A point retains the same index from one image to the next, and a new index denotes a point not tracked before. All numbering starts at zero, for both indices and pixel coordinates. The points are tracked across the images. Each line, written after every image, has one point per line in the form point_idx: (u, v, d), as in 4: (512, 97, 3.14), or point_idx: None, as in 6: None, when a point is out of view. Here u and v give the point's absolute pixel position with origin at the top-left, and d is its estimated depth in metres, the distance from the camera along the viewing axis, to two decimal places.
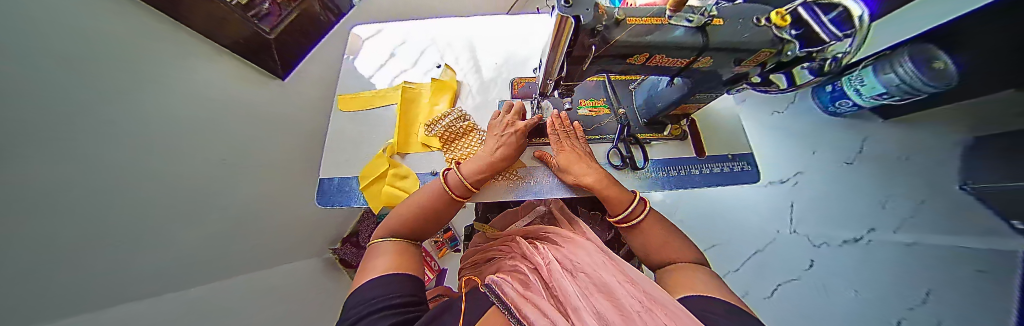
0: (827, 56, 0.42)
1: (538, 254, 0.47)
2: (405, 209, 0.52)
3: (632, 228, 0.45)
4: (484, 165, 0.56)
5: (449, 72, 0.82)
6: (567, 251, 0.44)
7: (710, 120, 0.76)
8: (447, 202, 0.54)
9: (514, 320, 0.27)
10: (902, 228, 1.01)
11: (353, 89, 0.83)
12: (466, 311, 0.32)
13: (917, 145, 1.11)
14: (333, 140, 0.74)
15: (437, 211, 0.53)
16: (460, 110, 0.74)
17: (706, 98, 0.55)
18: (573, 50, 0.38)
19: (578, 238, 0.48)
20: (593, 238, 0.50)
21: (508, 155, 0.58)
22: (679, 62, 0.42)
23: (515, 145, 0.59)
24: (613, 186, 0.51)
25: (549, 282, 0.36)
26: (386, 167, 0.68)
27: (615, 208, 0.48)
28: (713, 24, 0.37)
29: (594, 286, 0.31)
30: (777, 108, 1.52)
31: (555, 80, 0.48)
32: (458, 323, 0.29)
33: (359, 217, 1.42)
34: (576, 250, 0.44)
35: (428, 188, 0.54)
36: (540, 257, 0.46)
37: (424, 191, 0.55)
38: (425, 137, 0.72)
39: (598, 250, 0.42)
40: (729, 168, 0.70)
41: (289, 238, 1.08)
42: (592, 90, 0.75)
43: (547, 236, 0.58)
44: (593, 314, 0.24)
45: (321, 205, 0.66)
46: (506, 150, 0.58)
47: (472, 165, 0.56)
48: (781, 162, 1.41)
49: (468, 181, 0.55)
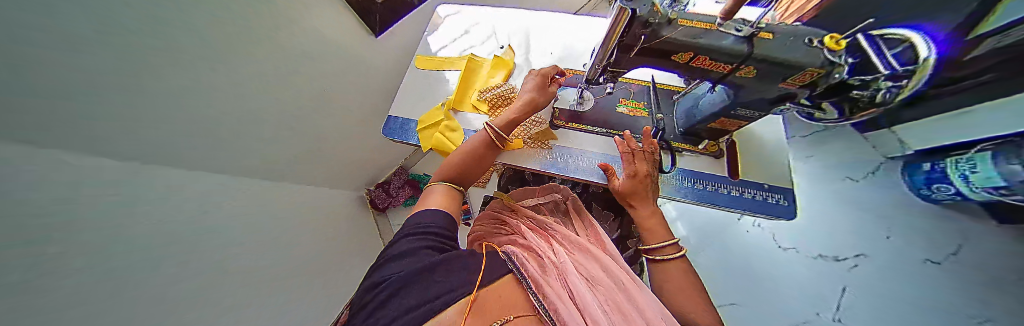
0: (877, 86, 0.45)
1: (552, 250, 0.54)
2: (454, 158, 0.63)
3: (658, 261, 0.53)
4: (516, 114, 0.66)
5: (510, 53, 0.94)
6: (582, 262, 0.52)
7: (752, 144, 0.76)
8: (487, 153, 0.65)
9: (534, 301, 0.34)
10: None
11: (429, 53, 0.99)
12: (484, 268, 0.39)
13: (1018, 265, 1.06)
14: (405, 89, 0.90)
15: (477, 164, 0.63)
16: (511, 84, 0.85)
17: (749, 115, 0.57)
18: (625, 39, 0.45)
19: (598, 254, 0.56)
20: (611, 255, 0.57)
21: (537, 105, 0.67)
22: (723, 68, 0.46)
23: (545, 97, 0.69)
24: (663, 229, 0.59)
25: (562, 277, 0.44)
26: (442, 118, 0.82)
27: (652, 239, 0.57)
28: (761, 36, 0.42)
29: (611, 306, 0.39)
30: (853, 175, 1.34)
31: (603, 66, 0.55)
32: (475, 278, 0.36)
33: (393, 171, 1.59)
34: (591, 264, 0.53)
35: (472, 141, 0.64)
36: (555, 253, 0.53)
37: (469, 141, 0.65)
38: (476, 101, 0.84)
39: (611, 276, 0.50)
40: (762, 197, 0.69)
41: (338, 168, 1.27)
42: (636, 92, 0.81)
43: (560, 233, 0.65)
44: None
45: (385, 134, 0.82)
46: (529, 95, 0.68)
47: (504, 118, 0.66)
48: (842, 235, 1.24)
49: (503, 128, 0.64)
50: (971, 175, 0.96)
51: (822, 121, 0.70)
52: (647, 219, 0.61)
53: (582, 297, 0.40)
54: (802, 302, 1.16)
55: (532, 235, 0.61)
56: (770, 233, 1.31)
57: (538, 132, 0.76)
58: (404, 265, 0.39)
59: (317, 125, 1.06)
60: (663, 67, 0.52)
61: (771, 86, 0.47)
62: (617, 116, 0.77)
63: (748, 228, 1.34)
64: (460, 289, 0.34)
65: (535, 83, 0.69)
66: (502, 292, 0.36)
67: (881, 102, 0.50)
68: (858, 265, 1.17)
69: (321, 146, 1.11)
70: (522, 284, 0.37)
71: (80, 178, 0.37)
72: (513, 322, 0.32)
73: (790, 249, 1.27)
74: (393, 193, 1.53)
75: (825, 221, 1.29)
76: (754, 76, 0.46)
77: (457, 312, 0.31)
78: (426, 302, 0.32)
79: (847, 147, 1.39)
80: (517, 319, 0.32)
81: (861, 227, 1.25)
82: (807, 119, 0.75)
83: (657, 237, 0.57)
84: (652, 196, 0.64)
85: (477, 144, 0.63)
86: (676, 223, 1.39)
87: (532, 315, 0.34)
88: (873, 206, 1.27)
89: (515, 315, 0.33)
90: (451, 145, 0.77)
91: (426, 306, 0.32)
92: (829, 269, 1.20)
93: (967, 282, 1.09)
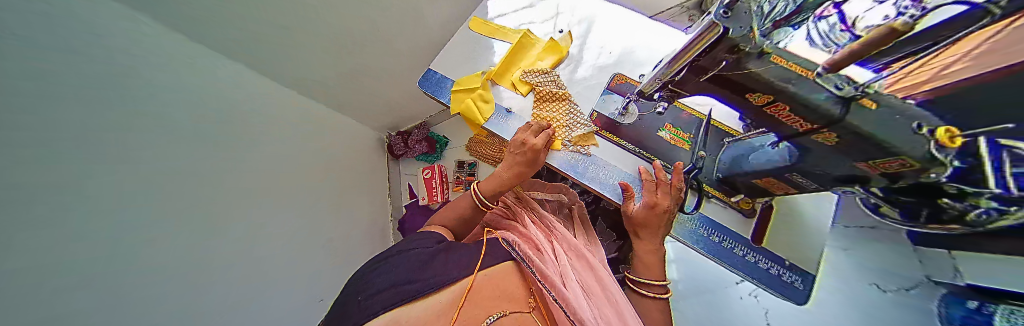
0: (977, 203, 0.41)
1: (551, 243, 0.59)
2: (450, 210, 0.64)
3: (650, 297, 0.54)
4: (498, 183, 0.63)
5: (568, 40, 0.89)
6: (575, 259, 0.57)
7: (792, 215, 0.69)
8: (473, 214, 0.63)
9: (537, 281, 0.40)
10: None
11: (487, 17, 0.96)
12: (488, 253, 0.45)
13: None
14: (453, 46, 0.89)
15: (463, 227, 0.62)
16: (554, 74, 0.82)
17: (805, 184, 0.51)
18: (701, 60, 0.40)
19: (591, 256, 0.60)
20: (606, 268, 0.61)
21: (521, 172, 0.64)
22: (799, 123, 0.41)
23: (527, 164, 0.64)
24: (659, 265, 0.58)
25: (559, 268, 0.49)
26: (479, 86, 0.80)
27: (651, 273, 0.56)
28: (863, 101, 0.34)
29: (601, 310, 0.44)
30: (881, 284, 1.22)
31: (663, 82, 0.50)
32: (480, 261, 0.43)
33: (418, 123, 1.63)
34: (584, 274, 0.53)
35: (461, 203, 0.64)
36: (553, 246, 0.57)
37: (456, 204, 0.65)
38: (517, 79, 0.81)
39: (600, 278, 0.54)
40: (780, 273, 0.64)
41: (362, 108, 1.35)
42: (687, 122, 0.74)
43: (555, 228, 0.67)
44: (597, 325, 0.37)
45: (421, 85, 0.83)
46: (517, 168, 0.64)
47: (488, 184, 0.63)
48: None
49: (484, 195, 0.61)
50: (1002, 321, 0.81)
51: (883, 218, 0.63)
52: (646, 253, 0.59)
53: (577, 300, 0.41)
54: None
55: (529, 225, 0.62)
56: (765, 308, 1.22)
57: (579, 134, 0.75)
58: (403, 252, 0.44)
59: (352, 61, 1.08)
60: (730, 102, 0.47)
61: (842, 160, 0.40)
62: (655, 139, 0.73)
63: (742, 295, 1.26)
64: (458, 276, 0.39)
65: (522, 161, 0.64)
66: (499, 281, 0.41)
67: (968, 220, 0.46)
68: None
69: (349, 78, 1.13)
70: (525, 265, 0.43)
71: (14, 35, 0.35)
72: (510, 316, 0.35)
73: None
74: (409, 144, 1.59)
75: (830, 318, 1.21)
76: (833, 145, 0.40)
77: (461, 289, 0.37)
78: (414, 280, 0.37)
79: (890, 252, 1.26)
80: (511, 314, 0.36)
81: None
82: (867, 210, 0.67)
83: (651, 274, 0.56)
84: (664, 231, 0.61)
85: (462, 210, 0.62)
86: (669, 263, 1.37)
87: (527, 312, 0.38)
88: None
89: (511, 310, 0.37)
90: (478, 115, 0.77)
91: (402, 287, 0.36)
92: None
93: None
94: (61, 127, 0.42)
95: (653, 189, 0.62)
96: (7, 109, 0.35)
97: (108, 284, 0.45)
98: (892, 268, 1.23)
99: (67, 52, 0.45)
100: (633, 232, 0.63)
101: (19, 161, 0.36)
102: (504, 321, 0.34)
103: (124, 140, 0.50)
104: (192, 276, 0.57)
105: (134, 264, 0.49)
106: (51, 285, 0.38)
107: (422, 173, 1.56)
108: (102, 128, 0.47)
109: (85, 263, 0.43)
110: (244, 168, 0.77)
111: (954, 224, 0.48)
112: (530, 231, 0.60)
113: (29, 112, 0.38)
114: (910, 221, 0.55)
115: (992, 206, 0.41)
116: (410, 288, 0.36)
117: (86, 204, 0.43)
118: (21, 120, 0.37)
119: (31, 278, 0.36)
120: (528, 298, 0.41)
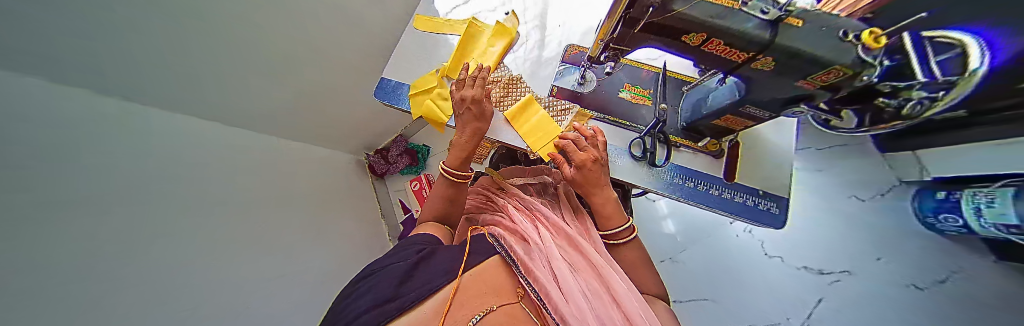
0: (910, 97, 0.43)
1: (536, 230, 0.58)
2: (429, 201, 0.62)
3: (621, 243, 0.58)
4: (455, 150, 0.62)
5: (513, 20, 0.86)
6: (559, 239, 0.57)
7: (757, 143, 0.72)
8: (450, 190, 0.61)
9: (519, 275, 0.39)
10: None
11: (429, 13, 0.91)
12: (473, 253, 0.44)
13: (995, 300, 1.10)
14: (400, 51, 0.85)
15: (451, 216, 0.62)
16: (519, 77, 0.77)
17: (758, 114, 0.54)
18: (630, 11, 0.39)
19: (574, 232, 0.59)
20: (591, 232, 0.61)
21: (473, 130, 0.63)
22: (738, 56, 0.41)
23: (476, 116, 0.63)
24: (618, 213, 0.59)
25: (545, 254, 0.49)
26: (435, 84, 0.78)
27: (609, 223, 0.58)
28: (789, 22, 0.36)
29: (589, 286, 0.43)
30: (858, 194, 1.31)
31: (605, 41, 0.50)
32: (464, 262, 0.41)
33: (393, 138, 1.57)
34: (571, 251, 0.53)
35: (437, 189, 0.62)
36: (538, 233, 0.56)
37: (435, 191, 0.63)
38: (472, 69, 0.79)
39: (585, 254, 0.53)
40: (752, 203, 0.67)
41: (340, 130, 1.28)
42: (645, 79, 0.78)
43: (541, 212, 0.66)
44: (581, 306, 0.37)
45: (378, 98, 0.79)
46: (469, 124, 0.63)
47: (450, 156, 0.62)
48: (836, 253, 1.24)
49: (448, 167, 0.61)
50: (985, 209, 0.92)
51: (835, 130, 0.67)
52: (605, 202, 0.58)
53: (565, 279, 0.42)
54: (776, 308, 1.19)
55: (513, 216, 0.62)
56: (759, 240, 1.30)
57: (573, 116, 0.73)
58: (383, 269, 0.41)
59: (326, 84, 1.08)
60: (671, 49, 0.46)
61: (785, 83, 0.44)
62: (618, 101, 0.75)
63: (737, 232, 1.32)
64: (443, 282, 0.37)
65: (467, 117, 0.63)
66: (487, 278, 0.39)
67: (908, 115, 0.47)
68: (841, 280, 1.19)
69: (323, 93, 1.10)
70: (510, 262, 0.42)
71: (50, 121, 0.38)
72: (498, 310, 0.34)
73: (776, 258, 1.27)
74: (391, 161, 1.52)
75: (824, 236, 1.27)
76: (772, 69, 0.42)
77: (445, 295, 0.35)
78: (393, 297, 0.34)
79: (863, 163, 1.35)
80: (499, 308, 0.34)
81: (859, 244, 1.24)
82: (819, 127, 0.72)
83: (610, 224, 0.58)
84: (605, 179, 0.60)
85: (441, 193, 0.61)
86: (666, 219, 1.37)
87: (516, 302, 0.37)
88: (875, 228, 1.26)
89: (499, 303, 0.35)
90: (440, 116, 0.75)
91: (389, 304, 0.33)
92: (813, 282, 1.21)
93: (940, 307, 1.12)
94: (144, 189, 0.48)
95: (580, 154, 0.58)
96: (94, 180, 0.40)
97: (204, 290, 0.49)
98: (862, 178, 1.33)
99: (115, 130, 0.48)
100: (586, 194, 0.60)
101: (102, 224, 0.39)
102: (492, 315, 0.32)
103: (184, 195, 0.56)
104: (270, 300, 0.63)
105: (243, 299, 0.56)
106: (196, 310, 0.46)
107: (411, 185, 1.50)
108: (174, 188, 0.54)
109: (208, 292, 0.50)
110: (266, 208, 0.78)
111: (896, 121, 0.51)
112: (512, 225, 0.59)
113: (97, 185, 0.40)
114: (860, 126, 0.58)
115: (923, 96, 0.42)
116: (391, 306, 0.33)
117: (181, 255, 0.49)
118: (93, 191, 0.39)
119: (171, 308, 0.42)
120: (516, 288, 0.39)
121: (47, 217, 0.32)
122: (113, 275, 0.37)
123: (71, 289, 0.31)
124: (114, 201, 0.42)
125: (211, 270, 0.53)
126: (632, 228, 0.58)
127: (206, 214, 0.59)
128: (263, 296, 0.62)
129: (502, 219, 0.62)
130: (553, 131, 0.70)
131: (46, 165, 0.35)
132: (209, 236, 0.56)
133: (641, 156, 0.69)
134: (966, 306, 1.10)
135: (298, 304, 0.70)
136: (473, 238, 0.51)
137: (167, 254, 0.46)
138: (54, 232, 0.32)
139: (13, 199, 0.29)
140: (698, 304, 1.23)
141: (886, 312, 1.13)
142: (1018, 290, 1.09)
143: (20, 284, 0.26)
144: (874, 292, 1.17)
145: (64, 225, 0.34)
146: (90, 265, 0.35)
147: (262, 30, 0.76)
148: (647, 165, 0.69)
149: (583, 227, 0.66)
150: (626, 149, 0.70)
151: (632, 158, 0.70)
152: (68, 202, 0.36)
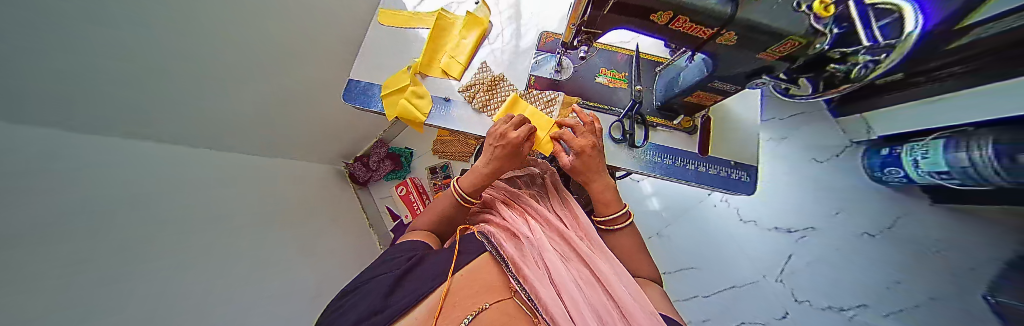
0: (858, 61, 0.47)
1: (526, 224, 0.57)
2: (430, 212, 0.61)
3: (621, 228, 0.59)
4: (475, 178, 0.60)
5: (484, 10, 0.84)
6: (549, 232, 0.57)
7: (726, 117, 0.76)
8: (456, 210, 0.60)
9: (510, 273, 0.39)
10: (841, 303, 1.21)
11: (395, 6, 0.86)
12: (463, 253, 0.44)
13: (928, 236, 1.26)
14: (368, 49, 0.80)
15: (449, 227, 0.60)
16: (496, 74, 0.76)
17: (726, 88, 0.57)
18: None
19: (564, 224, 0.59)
20: (578, 224, 0.62)
21: (501, 167, 0.59)
22: (704, 32, 0.42)
23: (507, 156, 0.58)
24: (615, 200, 0.60)
25: (536, 248, 0.49)
26: (408, 83, 0.74)
27: (605, 210, 0.59)
28: None
29: (581, 277, 0.44)
30: (818, 157, 1.43)
31: (578, 25, 0.49)
32: (454, 264, 0.40)
33: (373, 142, 1.51)
34: (561, 243, 0.54)
35: (440, 203, 0.61)
36: (528, 227, 0.56)
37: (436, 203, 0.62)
38: (446, 64, 0.77)
39: (576, 244, 0.53)
40: (726, 173, 0.71)
41: (316, 138, 1.21)
42: (619, 63, 0.79)
43: (529, 206, 0.66)
44: (572, 299, 0.37)
45: (347, 101, 0.74)
46: (494, 162, 0.59)
47: (465, 180, 0.60)
48: (801, 212, 1.36)
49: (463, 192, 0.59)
50: (921, 160, 1.04)
51: (792, 98, 0.71)
52: (603, 189, 0.59)
53: (556, 272, 0.42)
54: (752, 269, 1.29)
55: (503, 213, 0.61)
56: (735, 208, 1.39)
57: (561, 99, 0.74)
58: (371, 279, 0.40)
59: (299, 88, 1.00)
60: (643, 29, 0.46)
61: (749, 56, 0.46)
62: (597, 86, 0.76)
63: (715, 202, 1.41)
64: (434, 285, 0.36)
65: (500, 155, 0.58)
66: (479, 277, 0.39)
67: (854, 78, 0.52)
68: (806, 236, 1.31)
69: (302, 101, 1.05)
70: (501, 260, 0.42)
71: (36, 138, 0.35)
72: (493, 307, 0.33)
73: (750, 222, 1.37)
74: (374, 167, 1.46)
75: (791, 198, 1.38)
76: (734, 44, 0.43)
77: (436, 300, 0.35)
78: (380, 309, 0.33)
79: (821, 129, 1.46)
80: (492, 306, 0.33)
81: (819, 202, 1.37)
82: (781, 95, 0.76)
83: (609, 209, 0.59)
84: (603, 165, 0.60)
85: (443, 209, 0.60)
86: (650, 198, 1.43)
87: (510, 298, 0.36)
88: (834, 187, 1.38)
89: (493, 301, 0.34)
90: (417, 115, 0.72)
91: (375, 317, 0.33)
92: (783, 241, 1.32)
93: (886, 248, 1.27)
94: (135, 208, 0.44)
95: (580, 138, 0.58)
96: (86, 202, 0.37)
97: (203, 309, 0.47)
98: (819, 142, 1.45)
99: (100, 151, 0.44)
100: (585, 180, 0.60)
101: (99, 246, 0.36)
102: (484, 315, 0.31)
103: (173, 213, 0.52)
104: (266, 316, 0.61)
105: (241, 315, 0.54)
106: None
107: (396, 190, 1.44)
108: (163, 205, 0.50)
109: (206, 310, 0.47)
110: (253, 223, 0.74)
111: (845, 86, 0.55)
112: (503, 221, 0.58)
113: (89, 207, 0.37)
114: (814, 93, 0.61)
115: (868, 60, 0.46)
116: (379, 319, 0.32)
117: (176, 273, 0.46)
118: (86, 211, 0.36)
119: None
120: (508, 284, 0.38)
121: (46, 242, 0.30)
122: (106, 289, 0.34)
123: (78, 312, 0.30)
124: (108, 221, 0.39)
125: (205, 288, 0.50)
126: (629, 214, 0.59)
127: (195, 231, 0.55)
128: (259, 313, 0.60)
129: (492, 216, 0.62)
130: (546, 124, 0.69)
131: (38, 185, 0.32)
132: (198, 254, 0.53)
133: (621, 139, 0.70)
134: (907, 245, 1.26)
135: (294, 317, 0.68)
136: (463, 238, 0.50)
137: (160, 262, 0.44)
138: (53, 256, 0.30)
139: (14, 220, 0.27)
140: (685, 273, 1.30)
141: (843, 259, 1.27)
142: (945, 227, 1.27)
143: (29, 308, 0.24)
144: (834, 244, 1.29)
145: (62, 246, 0.32)
146: (89, 287, 0.32)
147: (234, 30, 0.70)
148: (627, 147, 0.70)
149: (573, 214, 0.66)
150: (607, 133, 0.71)
151: (613, 141, 0.71)
152: (61, 225, 0.32)
